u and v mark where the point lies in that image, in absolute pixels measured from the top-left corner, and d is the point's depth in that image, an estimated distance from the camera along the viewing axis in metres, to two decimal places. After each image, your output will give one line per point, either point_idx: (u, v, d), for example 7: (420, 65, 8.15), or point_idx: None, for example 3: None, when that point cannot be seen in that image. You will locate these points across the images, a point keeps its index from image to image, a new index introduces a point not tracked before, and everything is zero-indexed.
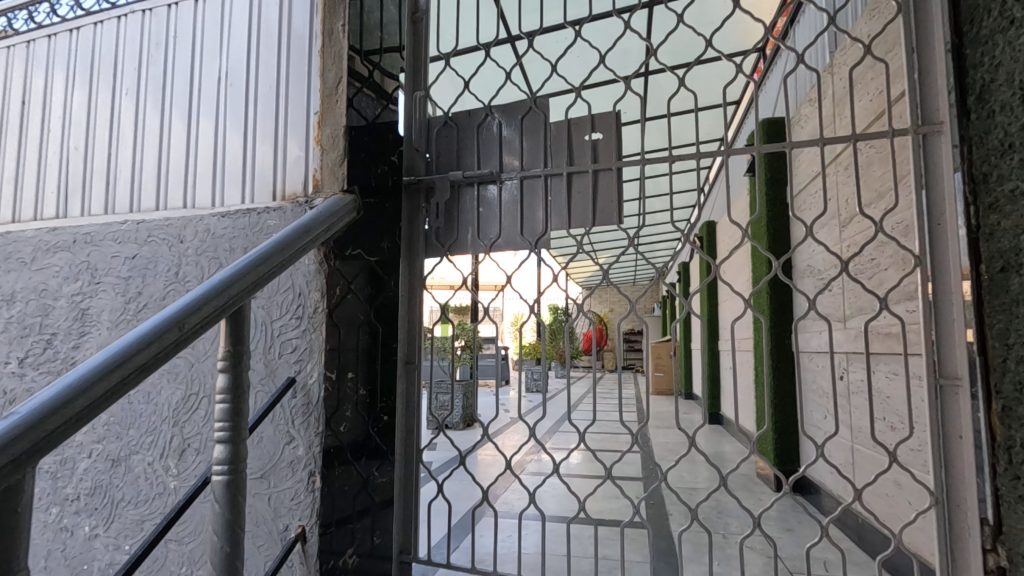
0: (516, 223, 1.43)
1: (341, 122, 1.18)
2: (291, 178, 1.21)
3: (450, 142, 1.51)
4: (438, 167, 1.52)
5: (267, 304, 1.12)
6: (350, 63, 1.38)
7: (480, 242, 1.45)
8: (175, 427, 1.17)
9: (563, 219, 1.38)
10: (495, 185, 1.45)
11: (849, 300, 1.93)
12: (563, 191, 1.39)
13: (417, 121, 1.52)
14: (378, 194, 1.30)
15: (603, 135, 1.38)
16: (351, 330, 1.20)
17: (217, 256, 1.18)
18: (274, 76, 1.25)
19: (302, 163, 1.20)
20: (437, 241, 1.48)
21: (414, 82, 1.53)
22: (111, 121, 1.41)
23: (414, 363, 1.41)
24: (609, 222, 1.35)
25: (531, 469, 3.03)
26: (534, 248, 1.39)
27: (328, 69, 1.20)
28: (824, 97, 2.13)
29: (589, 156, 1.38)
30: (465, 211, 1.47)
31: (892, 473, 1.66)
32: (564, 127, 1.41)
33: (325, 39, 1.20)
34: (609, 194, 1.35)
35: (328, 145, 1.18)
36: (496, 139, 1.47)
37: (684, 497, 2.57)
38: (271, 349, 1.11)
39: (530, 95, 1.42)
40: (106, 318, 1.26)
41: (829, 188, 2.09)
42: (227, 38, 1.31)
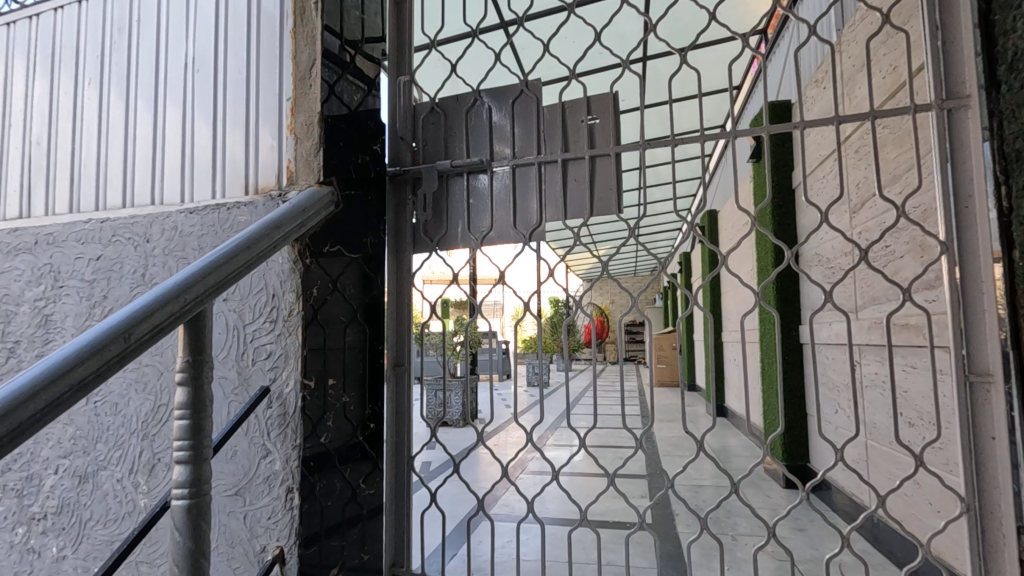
0: (508, 215, 1.34)
1: (315, 108, 1.09)
2: (264, 171, 1.12)
3: (438, 130, 1.42)
4: (425, 157, 1.43)
5: (238, 307, 1.03)
6: (332, 42, 1.27)
7: (471, 235, 1.36)
8: (144, 441, 1.08)
9: (558, 209, 1.29)
10: (486, 174, 1.36)
11: (859, 290, 1.84)
12: (558, 179, 1.30)
13: (402, 107, 1.43)
14: (360, 185, 1.20)
15: (600, 119, 1.28)
16: (335, 334, 1.12)
17: (184, 255, 1.09)
18: (244, 60, 1.16)
19: (276, 153, 1.11)
20: (426, 235, 1.39)
21: (399, 68, 1.44)
22: (73, 113, 1.32)
23: (405, 364, 1.33)
24: (608, 213, 1.25)
25: (532, 468, 2.95)
26: (526, 241, 1.30)
27: (300, 50, 1.11)
28: (830, 79, 2.04)
29: (585, 141, 1.28)
30: (454, 203, 1.39)
31: (910, 473, 1.58)
32: (558, 111, 1.31)
33: (296, 19, 1.11)
34: (607, 181, 1.27)
35: (302, 134, 1.09)
36: (486, 125, 1.38)
37: (689, 497, 2.49)
38: (244, 356, 1.02)
39: (521, 77, 1.32)
40: (70, 324, 1.18)
41: (838, 174, 1.99)
42: (193, 21, 1.21)
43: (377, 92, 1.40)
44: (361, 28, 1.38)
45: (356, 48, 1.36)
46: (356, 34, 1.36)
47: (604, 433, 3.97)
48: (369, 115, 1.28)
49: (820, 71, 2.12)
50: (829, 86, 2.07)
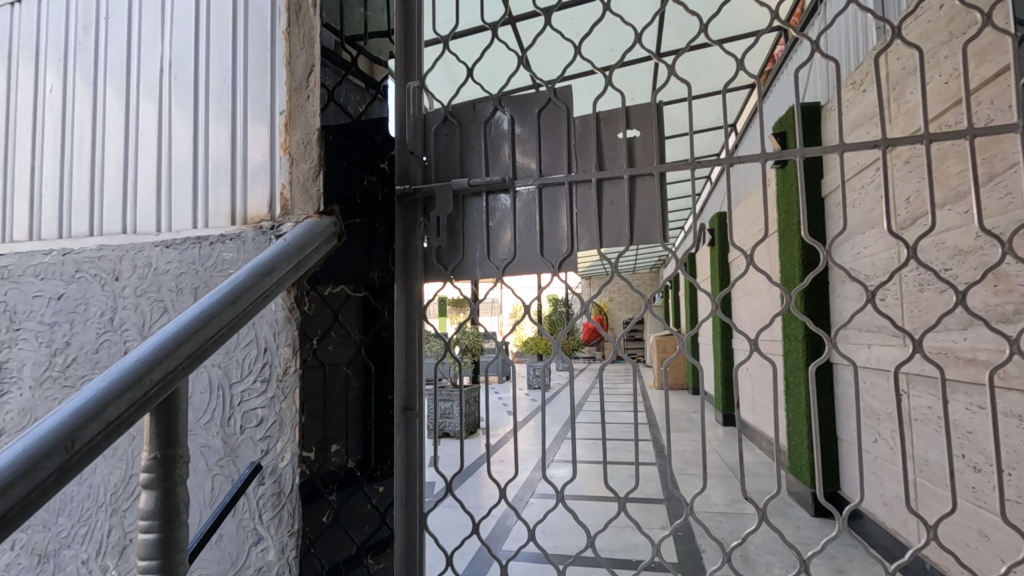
0: (534, 240, 1.18)
1: (314, 123, 0.93)
2: (254, 197, 0.95)
3: (452, 143, 1.26)
4: (437, 173, 1.26)
5: (224, 363, 0.87)
6: (330, 43, 1.09)
7: (491, 263, 1.20)
8: (113, 517, 0.92)
9: (593, 236, 1.13)
10: (508, 194, 1.20)
11: (906, 313, 1.69)
12: (592, 201, 1.14)
13: (412, 117, 1.27)
14: (366, 211, 1.03)
15: (640, 132, 1.12)
16: (340, 388, 0.96)
17: (160, 298, 0.92)
18: (229, 65, 0.98)
19: (268, 176, 0.94)
20: (439, 262, 1.23)
21: (407, 72, 1.28)
22: (33, 124, 1.14)
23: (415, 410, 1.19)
24: (651, 242, 1.09)
25: (541, 490, 2.80)
26: (555, 272, 1.14)
27: (295, 55, 0.94)
28: (870, 82, 1.88)
29: (623, 159, 1.12)
30: (471, 226, 1.22)
31: (972, 521, 1.44)
32: (591, 123, 1.15)
33: (290, 16, 0.94)
34: (649, 204, 1.11)
35: (298, 154, 0.92)
36: (507, 138, 1.21)
37: (711, 526, 2.35)
38: (230, 421, 0.86)
39: (550, 84, 1.16)
40: (28, 374, 1.01)
41: (879, 185, 1.84)
42: (169, 18, 1.03)
43: (383, 99, 1.23)
44: (365, 27, 1.21)
45: (358, 48, 1.19)
46: (359, 34, 1.19)
47: (612, 445, 3.82)
48: (375, 128, 1.11)
49: (858, 73, 1.97)
50: (868, 89, 1.91)
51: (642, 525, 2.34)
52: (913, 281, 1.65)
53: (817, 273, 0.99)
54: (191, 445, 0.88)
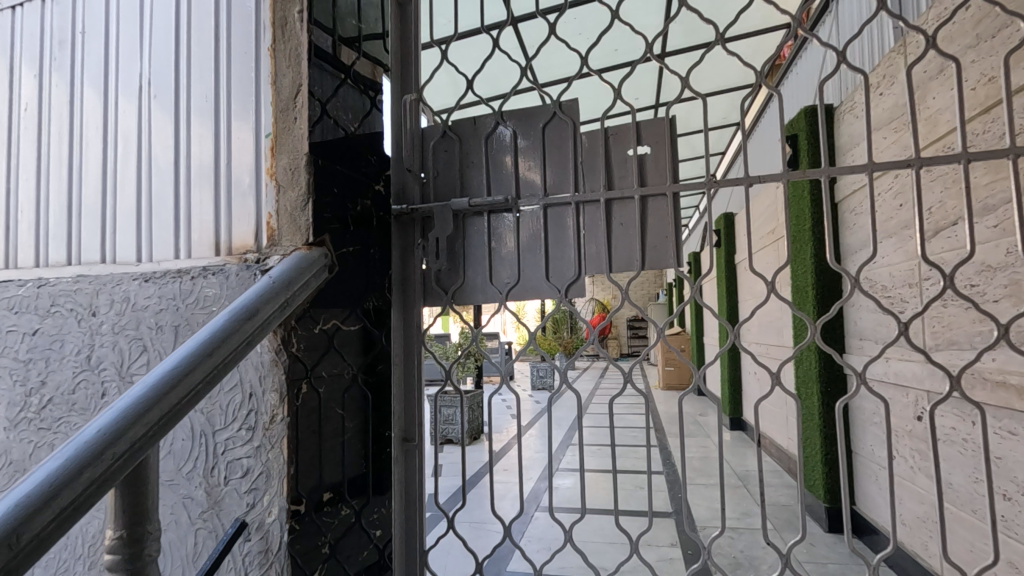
0: (539, 263, 1.11)
1: (301, 147, 0.86)
2: (238, 227, 0.89)
3: (452, 159, 1.19)
4: (437, 191, 1.20)
5: (207, 409, 0.81)
6: (326, 53, 1.02)
7: (493, 288, 1.14)
8: (93, 569, 0.87)
9: (602, 260, 1.07)
10: (511, 214, 1.13)
11: (928, 328, 1.62)
12: (600, 223, 1.07)
13: (408, 132, 1.21)
14: (360, 238, 0.97)
15: (651, 149, 1.05)
16: (336, 430, 0.91)
17: (139, 335, 0.86)
18: (211, 84, 0.92)
19: (254, 204, 0.88)
20: (439, 286, 1.18)
21: (404, 84, 1.22)
22: (8, 146, 1.08)
23: (415, 440, 1.18)
24: (664, 267, 1.02)
25: (546, 503, 2.74)
26: (561, 297, 1.08)
27: (281, 73, 0.87)
28: (888, 85, 1.80)
29: (633, 177, 1.05)
30: (472, 248, 1.16)
31: (1001, 552, 1.36)
32: (599, 140, 1.08)
33: (276, 31, 0.87)
34: (661, 226, 1.04)
35: (284, 181, 0.85)
36: (511, 153, 1.14)
37: (722, 542, 2.28)
38: (214, 472, 0.80)
39: (554, 97, 1.09)
40: (2, 414, 0.95)
41: (898, 193, 1.76)
42: (149, 33, 0.97)
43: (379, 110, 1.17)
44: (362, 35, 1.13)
45: (353, 60, 1.11)
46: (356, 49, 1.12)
47: (618, 452, 3.75)
48: (369, 146, 1.04)
49: (875, 75, 1.88)
50: (885, 92, 1.83)
51: (651, 542, 2.28)
52: (935, 294, 1.57)
53: (846, 302, 0.91)
54: (172, 495, 0.82)
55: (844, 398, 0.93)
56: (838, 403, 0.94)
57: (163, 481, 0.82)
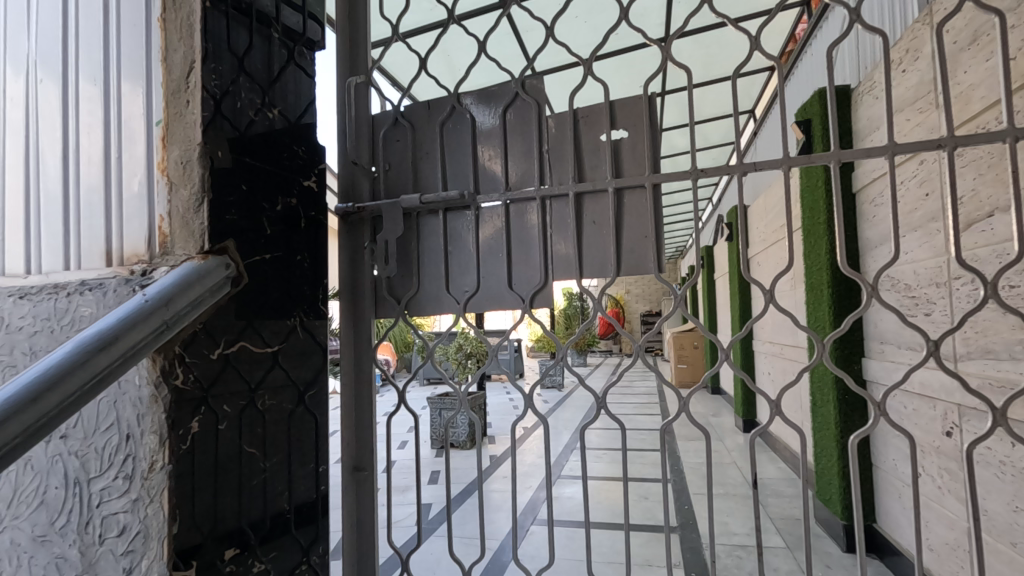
0: (501, 268, 0.96)
1: (194, 136, 0.71)
2: (131, 233, 0.75)
3: (404, 149, 1.05)
4: (389, 187, 1.06)
5: (81, 451, 0.67)
6: (261, 10, 0.84)
7: (450, 297, 0.99)
8: None
9: (573, 266, 0.91)
10: (470, 212, 0.98)
11: (960, 333, 1.43)
12: (570, 221, 0.91)
13: (354, 120, 1.06)
14: (283, 243, 0.83)
15: (627, 132, 0.89)
16: (250, 473, 0.77)
17: (12, 363, 0.73)
18: (100, 63, 0.77)
19: (144, 206, 0.74)
20: (390, 295, 1.03)
21: (351, 65, 1.07)
22: None
23: (368, 468, 1.05)
24: (643, 273, 0.87)
25: (542, 515, 2.58)
26: (525, 308, 0.93)
27: (171, 48, 0.72)
28: (912, 60, 1.61)
29: (607, 167, 0.89)
30: (427, 251, 1.02)
31: None
32: (568, 124, 0.92)
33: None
34: (640, 224, 0.88)
35: (176, 176, 0.71)
36: (468, 142, 0.99)
37: (729, 563, 2.10)
38: (88, 528, 0.66)
39: (515, 74, 0.93)
40: None
41: (924, 181, 1.57)
42: (38, 9, 0.82)
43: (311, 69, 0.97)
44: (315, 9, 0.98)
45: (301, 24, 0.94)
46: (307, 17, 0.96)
47: (625, 456, 3.57)
48: (298, 136, 0.89)
49: (898, 50, 1.69)
50: (908, 69, 1.64)
51: (652, 562, 2.11)
52: (965, 294, 1.39)
53: (861, 315, 0.75)
54: (45, 554, 0.68)
55: (860, 431, 0.76)
56: (853, 437, 0.78)
57: (36, 537, 0.69)
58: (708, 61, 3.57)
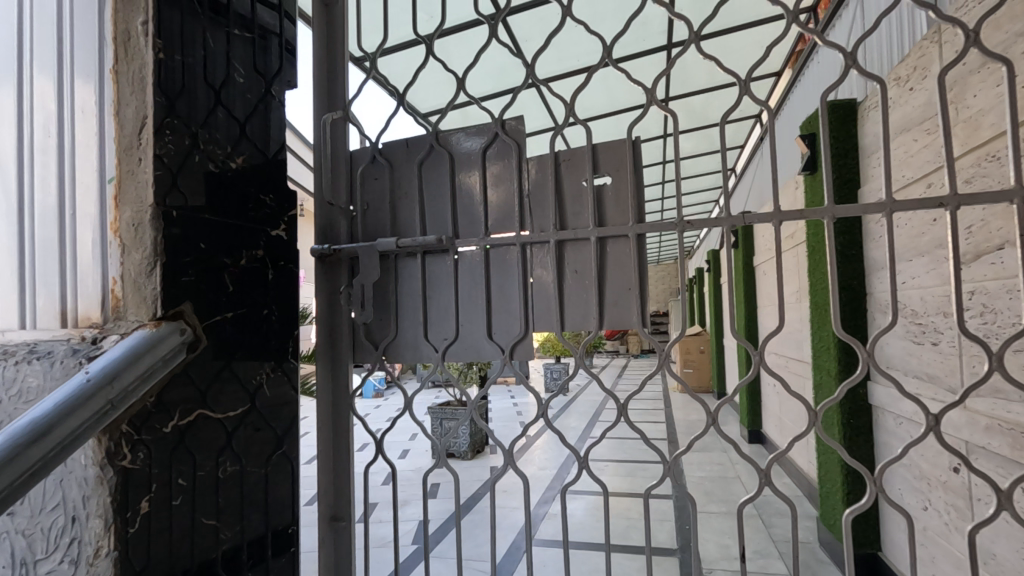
0: (480, 316, 0.92)
1: (147, 197, 0.68)
2: (84, 294, 0.71)
3: (382, 188, 1.01)
4: (367, 228, 1.02)
5: (26, 532, 0.64)
6: (218, 56, 0.81)
7: (428, 345, 0.95)
8: None
9: (553, 317, 0.87)
10: (449, 257, 0.94)
11: (968, 366, 1.37)
12: (552, 270, 0.87)
13: (330, 157, 1.02)
14: (246, 299, 0.80)
15: (610, 178, 0.84)
16: (211, 544, 0.73)
17: None
18: (50, 112, 0.73)
19: (97, 267, 0.70)
20: (368, 340, 1.00)
21: (328, 100, 1.03)
22: None
23: (345, 519, 1.01)
24: (627, 327, 0.82)
25: (541, 535, 2.54)
26: (504, 359, 0.89)
27: (124, 103, 0.69)
28: (920, 79, 1.55)
29: (588, 214, 0.84)
30: (405, 296, 0.98)
31: None
32: (549, 167, 0.87)
33: (117, 49, 0.69)
34: (624, 275, 0.83)
35: (127, 239, 0.67)
36: (447, 184, 0.95)
37: None
38: None
39: (495, 115, 0.89)
40: None
41: (932, 205, 1.51)
42: None
43: (282, 109, 0.93)
44: (288, 52, 0.95)
45: (270, 68, 0.91)
46: (279, 62, 0.93)
47: (627, 469, 3.52)
48: (265, 183, 0.86)
49: (906, 67, 1.62)
50: (916, 87, 1.57)
51: None
52: (975, 327, 1.33)
53: (856, 383, 0.71)
54: None
55: (854, 508, 0.72)
56: (847, 513, 0.73)
57: None
58: (714, 69, 3.50)
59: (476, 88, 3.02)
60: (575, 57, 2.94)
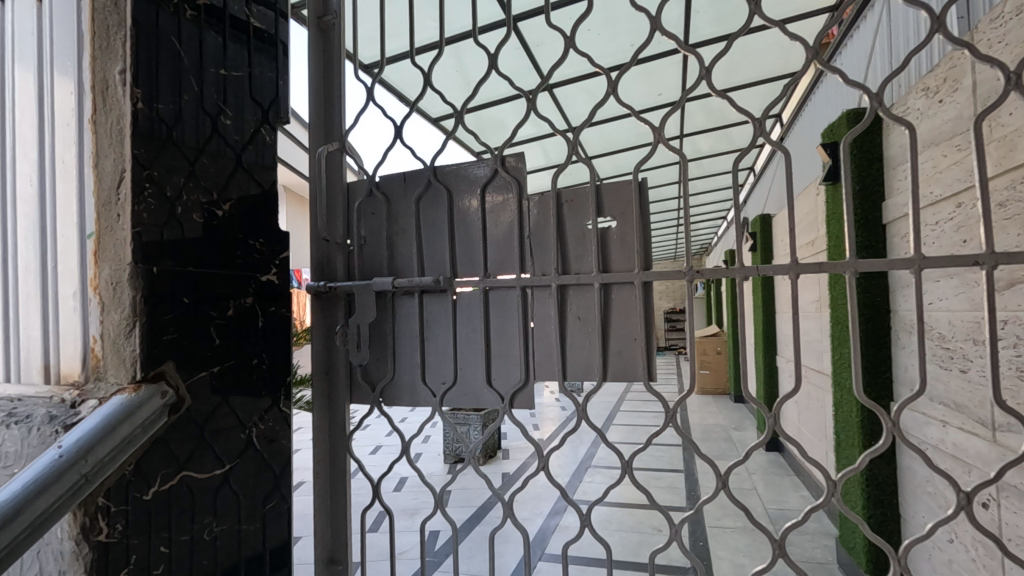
0: (478, 361, 0.88)
1: (125, 254, 0.65)
2: (66, 349, 0.69)
3: (379, 222, 0.97)
4: (364, 263, 0.98)
5: None
6: (207, 96, 0.78)
7: (426, 388, 0.92)
8: None
9: (555, 365, 0.83)
10: (446, 297, 0.90)
11: (998, 399, 1.30)
12: (553, 316, 0.83)
13: (326, 189, 0.98)
14: (232, 349, 0.77)
15: (615, 220, 0.80)
16: None
17: None
18: (31, 163, 0.70)
19: (78, 322, 0.67)
20: (365, 381, 0.97)
21: (325, 129, 1.00)
22: None
23: (342, 563, 0.98)
24: (631, 380, 0.78)
25: (551, 550, 2.50)
26: (502, 407, 0.86)
27: (102, 154, 0.66)
28: (950, 91, 1.46)
29: (592, 259, 0.80)
30: (403, 337, 0.94)
31: None
32: (550, 207, 0.83)
33: (95, 98, 0.66)
34: (628, 324, 0.79)
35: (107, 298, 0.64)
36: (445, 220, 0.91)
37: None
38: None
39: (495, 152, 0.85)
40: None
41: (961, 226, 1.43)
42: None
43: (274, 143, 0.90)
44: (282, 87, 0.92)
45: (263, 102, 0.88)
46: (272, 97, 0.90)
47: (640, 478, 3.47)
48: (253, 226, 0.83)
49: (935, 77, 1.54)
50: (945, 100, 1.49)
51: None
52: (1007, 358, 1.26)
53: (879, 454, 0.67)
54: None
55: None
56: None
57: None
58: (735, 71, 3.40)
59: (487, 93, 2.96)
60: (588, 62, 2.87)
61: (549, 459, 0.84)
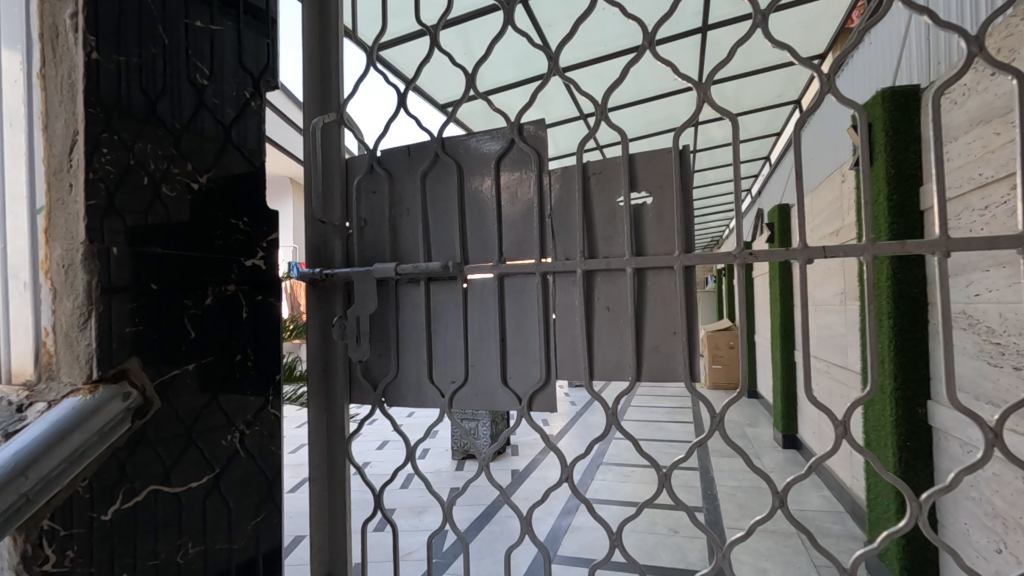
0: (492, 358, 0.78)
1: (77, 231, 0.55)
2: (15, 344, 0.58)
3: (380, 201, 0.87)
4: (363, 247, 0.88)
5: None
6: (184, 52, 0.68)
7: (434, 388, 0.82)
8: None
9: (580, 362, 0.72)
10: (456, 285, 0.80)
11: None
12: (579, 307, 0.72)
13: (322, 166, 0.89)
14: (211, 344, 0.67)
15: (651, 196, 0.69)
16: None
17: None
18: None
19: (27, 312, 0.56)
20: (366, 379, 0.87)
21: (322, 99, 0.90)
22: None
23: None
24: (669, 380, 0.67)
25: (563, 552, 2.40)
26: (520, 409, 0.75)
27: (51, 114, 0.56)
28: (1005, 62, 1.33)
29: (624, 241, 0.69)
30: (407, 330, 0.84)
31: None
32: (575, 181, 0.72)
33: (43, 45, 0.55)
34: (667, 315, 0.68)
35: (58, 283, 0.55)
36: (455, 199, 0.80)
37: None
38: None
39: (512, 119, 0.75)
40: None
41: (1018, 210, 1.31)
42: None
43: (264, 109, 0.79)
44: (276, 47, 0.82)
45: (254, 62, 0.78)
46: (264, 57, 0.79)
47: (653, 475, 3.37)
48: (238, 205, 0.73)
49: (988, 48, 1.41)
50: (1000, 71, 1.36)
51: None
52: None
53: (976, 470, 0.56)
54: None
55: None
56: None
57: None
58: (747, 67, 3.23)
59: (496, 76, 2.84)
60: (604, 43, 2.74)
61: (573, 469, 0.73)
